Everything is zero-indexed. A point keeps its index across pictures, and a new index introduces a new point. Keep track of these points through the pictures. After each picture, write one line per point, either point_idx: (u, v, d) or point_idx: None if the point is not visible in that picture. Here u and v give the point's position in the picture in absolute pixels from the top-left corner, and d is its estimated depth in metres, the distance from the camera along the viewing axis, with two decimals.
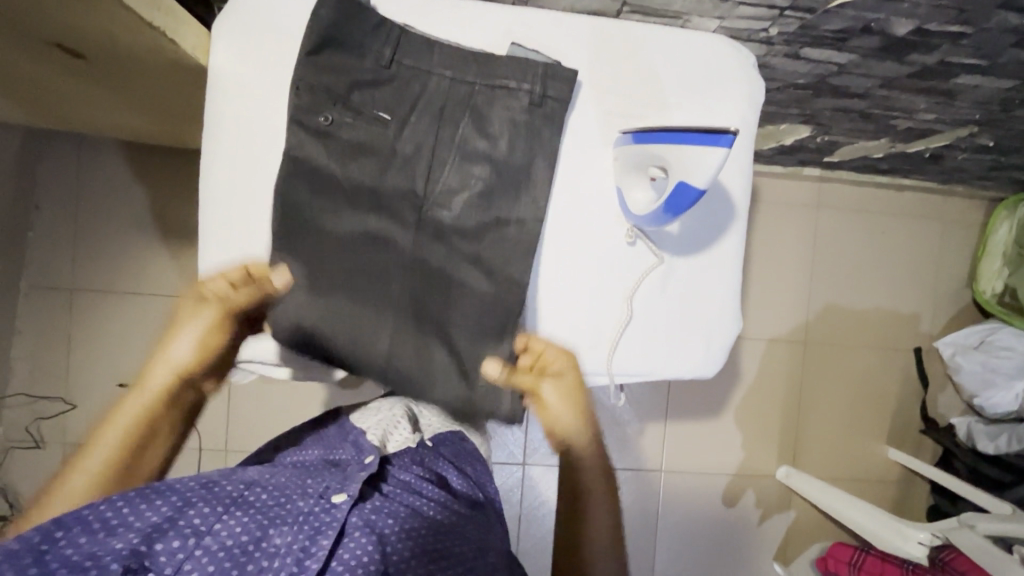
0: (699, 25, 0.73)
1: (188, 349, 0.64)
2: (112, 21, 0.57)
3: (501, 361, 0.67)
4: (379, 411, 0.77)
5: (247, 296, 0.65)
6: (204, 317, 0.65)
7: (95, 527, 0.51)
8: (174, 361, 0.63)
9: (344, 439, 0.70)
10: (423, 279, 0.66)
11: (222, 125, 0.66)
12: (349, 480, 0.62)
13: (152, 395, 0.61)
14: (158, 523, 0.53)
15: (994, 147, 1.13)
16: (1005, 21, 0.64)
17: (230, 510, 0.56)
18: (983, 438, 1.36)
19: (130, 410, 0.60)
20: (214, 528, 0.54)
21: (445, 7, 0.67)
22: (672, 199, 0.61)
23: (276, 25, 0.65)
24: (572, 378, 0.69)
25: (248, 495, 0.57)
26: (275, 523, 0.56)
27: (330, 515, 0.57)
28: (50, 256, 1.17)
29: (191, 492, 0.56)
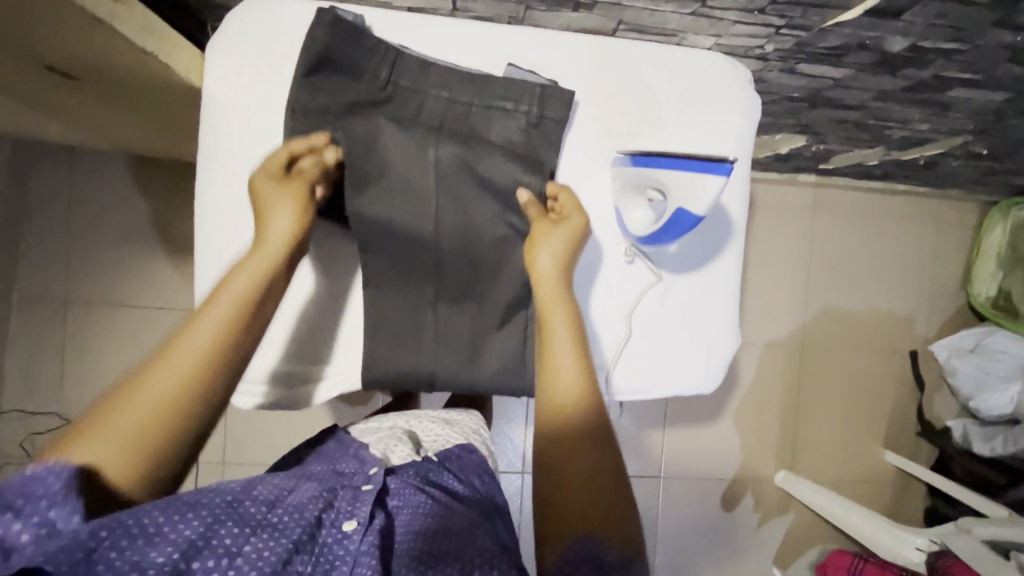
0: (696, 42, 0.72)
1: (286, 225, 0.59)
2: (104, 44, 0.56)
3: (524, 194, 0.65)
4: (379, 431, 0.74)
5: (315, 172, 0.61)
6: (291, 194, 0.59)
7: (134, 533, 0.43)
8: (276, 240, 0.58)
9: (345, 454, 0.66)
10: (422, 298, 0.66)
11: (217, 147, 0.65)
12: (359, 503, 0.55)
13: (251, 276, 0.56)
14: (194, 538, 0.46)
15: (988, 155, 1.14)
16: (1000, 38, 0.64)
17: (258, 532, 0.49)
18: (979, 440, 1.37)
19: (234, 289, 0.55)
20: (246, 550, 0.47)
21: (440, 25, 0.66)
22: (671, 223, 0.62)
23: (270, 46, 0.65)
24: (568, 240, 0.63)
25: (274, 515, 0.51)
26: (301, 547, 0.49)
27: (343, 548, 0.51)
28: (44, 270, 1.16)
29: (221, 507, 0.49)
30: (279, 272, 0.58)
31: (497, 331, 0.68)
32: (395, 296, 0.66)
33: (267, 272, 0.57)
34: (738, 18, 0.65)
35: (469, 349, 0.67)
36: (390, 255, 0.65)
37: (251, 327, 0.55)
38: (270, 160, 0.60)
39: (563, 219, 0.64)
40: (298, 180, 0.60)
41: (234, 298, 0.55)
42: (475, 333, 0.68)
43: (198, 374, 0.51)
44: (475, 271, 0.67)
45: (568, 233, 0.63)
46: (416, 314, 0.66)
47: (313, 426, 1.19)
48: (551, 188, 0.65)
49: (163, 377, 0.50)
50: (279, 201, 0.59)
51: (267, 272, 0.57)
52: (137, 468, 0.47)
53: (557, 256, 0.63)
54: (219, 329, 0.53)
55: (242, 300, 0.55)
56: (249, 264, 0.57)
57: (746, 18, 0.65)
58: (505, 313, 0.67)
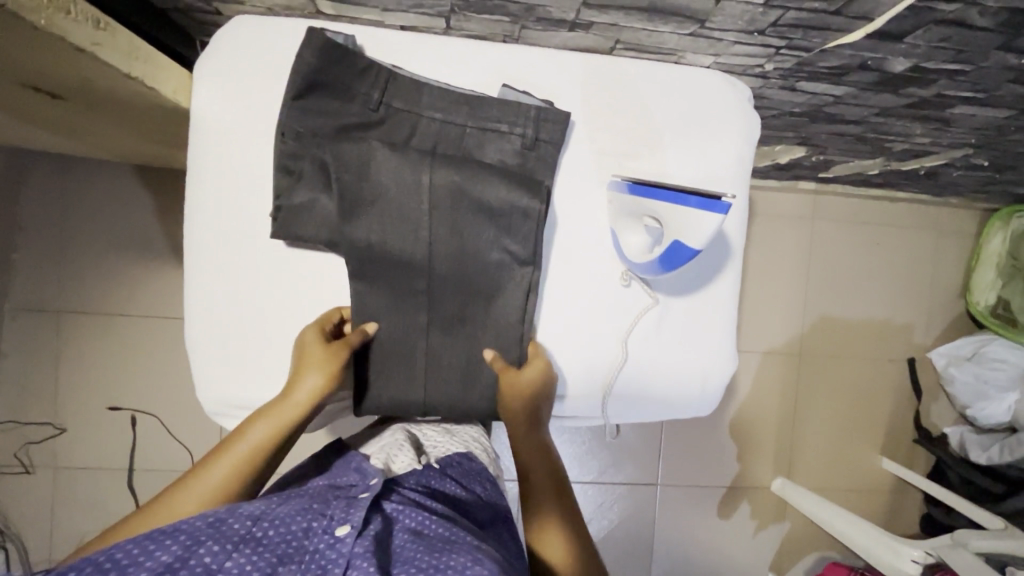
0: (694, 61, 0.71)
1: (313, 386, 0.61)
2: (86, 70, 0.55)
3: (488, 352, 0.66)
4: (381, 438, 0.73)
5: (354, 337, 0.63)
6: (325, 358, 0.62)
7: (107, 567, 0.43)
8: (301, 397, 0.61)
9: (348, 467, 0.65)
10: (416, 323, 0.65)
11: (205, 169, 0.64)
12: (353, 509, 0.55)
13: (267, 432, 0.60)
14: (171, 561, 0.44)
15: (990, 166, 1.13)
16: (1004, 60, 0.63)
17: (240, 547, 0.47)
18: (976, 449, 1.37)
19: (252, 437, 0.60)
20: (226, 566, 0.45)
21: (432, 44, 0.65)
22: (667, 254, 0.60)
23: (257, 66, 0.63)
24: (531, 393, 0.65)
25: (258, 530, 0.49)
26: (285, 559, 0.48)
27: (336, 551, 0.50)
28: (35, 280, 1.15)
29: (201, 529, 0.48)
30: (290, 432, 0.62)
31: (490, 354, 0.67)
32: (389, 321, 0.65)
33: (281, 431, 0.61)
34: (737, 39, 0.64)
35: (462, 374, 0.67)
36: (383, 280, 0.64)
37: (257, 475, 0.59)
38: (324, 318, 0.65)
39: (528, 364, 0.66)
40: (335, 347, 0.62)
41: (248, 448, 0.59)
42: (469, 358, 0.67)
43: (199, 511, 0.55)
44: (470, 294, 0.66)
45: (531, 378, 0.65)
46: (410, 339, 0.66)
47: (309, 436, 1.18)
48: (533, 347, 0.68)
49: (166, 513, 0.54)
50: (314, 364, 0.62)
51: (280, 428, 0.61)
52: None
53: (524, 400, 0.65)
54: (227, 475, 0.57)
55: (253, 455, 0.59)
56: (267, 418, 0.61)
57: (745, 38, 0.64)
58: (499, 337, 0.67)
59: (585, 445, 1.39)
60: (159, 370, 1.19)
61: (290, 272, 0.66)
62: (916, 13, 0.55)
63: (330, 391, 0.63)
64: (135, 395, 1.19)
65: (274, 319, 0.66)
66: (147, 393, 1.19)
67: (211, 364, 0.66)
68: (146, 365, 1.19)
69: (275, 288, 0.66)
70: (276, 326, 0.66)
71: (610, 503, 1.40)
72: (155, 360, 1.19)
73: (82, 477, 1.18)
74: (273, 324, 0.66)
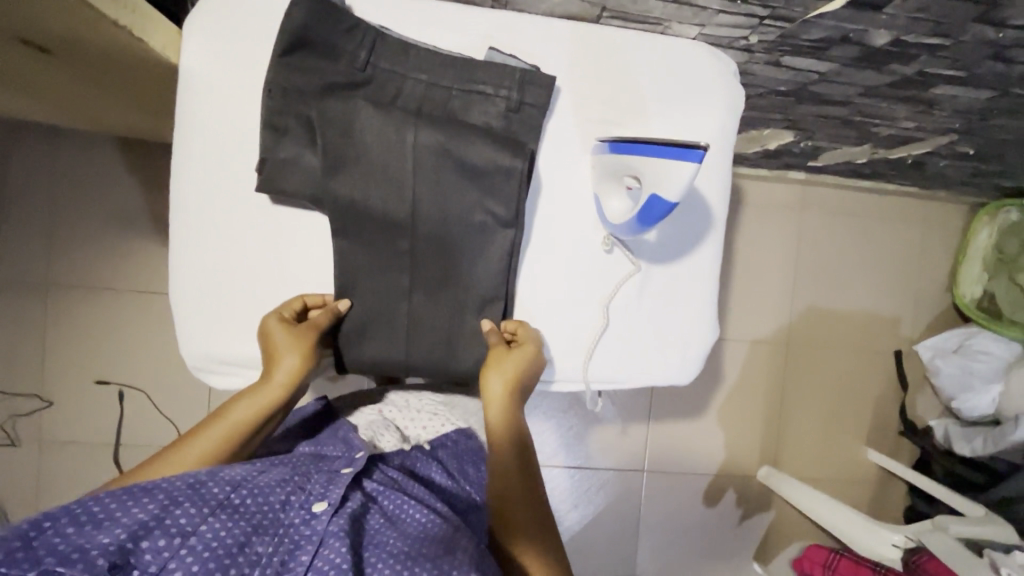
0: (680, 32, 0.72)
1: (290, 367, 0.62)
2: (74, 18, 0.56)
3: (486, 322, 0.67)
4: (370, 409, 0.72)
5: (325, 316, 0.64)
6: (297, 339, 0.63)
7: (82, 520, 0.44)
8: (278, 377, 0.62)
9: (335, 436, 0.65)
10: (398, 283, 0.66)
11: (190, 124, 0.64)
12: (333, 485, 0.55)
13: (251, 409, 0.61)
14: (146, 520, 0.45)
15: (975, 155, 1.14)
16: (983, 34, 0.64)
17: (217, 513, 0.48)
18: (960, 440, 1.37)
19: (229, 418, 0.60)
20: (200, 530, 0.46)
21: (421, 9, 0.66)
22: (644, 211, 0.61)
23: (246, 22, 0.64)
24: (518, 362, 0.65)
25: (237, 497, 0.50)
26: (260, 530, 0.49)
27: (310, 527, 0.50)
28: (23, 252, 1.15)
29: (180, 490, 0.49)
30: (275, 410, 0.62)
31: (473, 315, 0.68)
32: (371, 279, 0.66)
33: (267, 407, 0.61)
34: (721, 7, 0.65)
35: (444, 336, 0.67)
36: (366, 238, 0.65)
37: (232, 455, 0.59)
38: (285, 305, 0.66)
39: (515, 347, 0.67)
40: (308, 326, 0.64)
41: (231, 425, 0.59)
42: (450, 320, 0.67)
43: None
44: (453, 255, 0.66)
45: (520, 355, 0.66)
46: (393, 298, 0.66)
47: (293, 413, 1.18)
48: (508, 325, 0.68)
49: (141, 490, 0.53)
50: (286, 344, 0.63)
51: (257, 410, 0.61)
52: None
53: (505, 384, 0.65)
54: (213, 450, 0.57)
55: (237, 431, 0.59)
56: (245, 400, 0.61)
57: (729, 7, 0.65)
58: (482, 299, 0.68)
59: (573, 430, 1.39)
60: (147, 345, 1.19)
61: (274, 230, 0.66)
62: None
63: (304, 373, 0.63)
64: (123, 370, 1.19)
65: (258, 277, 0.67)
66: (135, 368, 1.19)
67: (192, 320, 0.67)
68: (134, 339, 1.19)
69: (260, 244, 0.66)
70: (261, 282, 0.67)
71: (596, 488, 1.40)
72: (143, 334, 1.19)
73: (67, 452, 1.18)
74: (257, 281, 0.67)
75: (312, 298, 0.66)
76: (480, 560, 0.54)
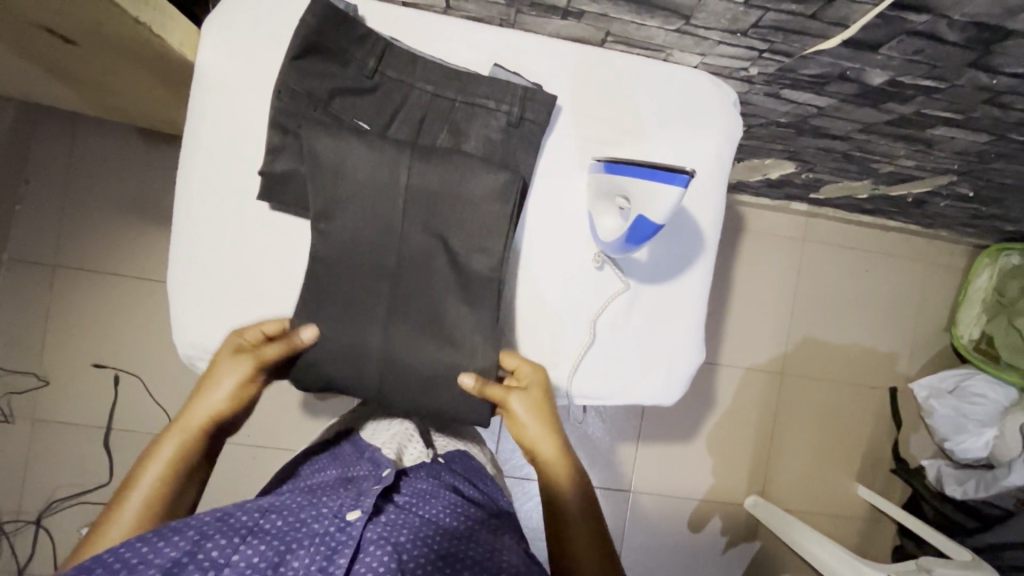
0: (682, 59, 0.74)
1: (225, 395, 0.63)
2: (99, 12, 0.59)
3: (469, 377, 0.65)
4: (390, 423, 0.74)
5: (274, 345, 0.64)
6: (237, 368, 0.63)
7: (116, 567, 0.45)
8: (214, 404, 0.62)
9: (361, 456, 0.65)
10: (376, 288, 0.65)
11: (202, 120, 0.67)
12: (364, 496, 0.55)
13: (179, 441, 0.61)
14: (178, 556, 0.46)
15: (975, 198, 1.14)
16: (977, 78, 0.65)
17: (248, 539, 0.49)
18: (951, 483, 1.34)
19: (166, 451, 0.60)
20: (233, 560, 0.47)
21: (430, 24, 0.69)
22: (633, 230, 0.62)
23: (263, 26, 0.67)
24: (542, 395, 0.67)
25: (264, 520, 0.51)
26: (292, 547, 0.50)
27: (346, 534, 0.51)
28: (34, 231, 1.18)
29: (209, 523, 0.49)
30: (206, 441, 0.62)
31: None
32: (358, 287, 0.65)
33: (196, 440, 0.61)
34: (721, 38, 0.66)
35: None
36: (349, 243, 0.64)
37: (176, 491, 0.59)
38: (238, 335, 0.66)
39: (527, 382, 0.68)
40: (252, 355, 0.64)
41: (167, 466, 0.59)
42: (433, 334, 0.66)
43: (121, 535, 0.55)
44: None
45: (537, 389, 0.67)
46: None
47: (292, 410, 1.21)
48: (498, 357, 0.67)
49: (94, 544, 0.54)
50: (225, 374, 0.63)
51: (192, 439, 0.61)
52: None
53: (534, 413, 0.67)
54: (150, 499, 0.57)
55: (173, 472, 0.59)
56: (180, 432, 0.61)
57: (730, 38, 0.66)
58: None
59: None
60: (145, 330, 1.21)
61: (276, 228, 0.68)
62: (887, 22, 0.57)
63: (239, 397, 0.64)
64: (121, 354, 1.20)
65: (256, 271, 0.68)
66: (132, 352, 1.21)
67: (184, 310, 0.68)
68: (132, 324, 1.20)
69: (262, 240, 0.68)
70: (260, 282, 0.68)
71: None
72: (143, 320, 1.21)
73: (60, 433, 1.19)
74: (254, 276, 0.68)
75: (269, 324, 0.66)
76: (520, 559, 0.56)
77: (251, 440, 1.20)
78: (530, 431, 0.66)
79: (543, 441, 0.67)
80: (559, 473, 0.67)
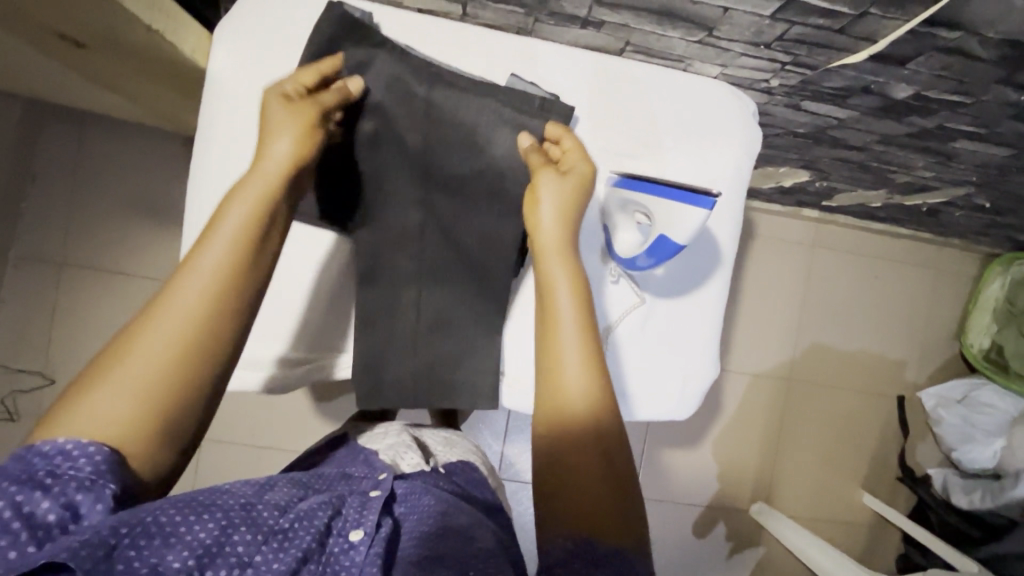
0: (702, 70, 0.72)
1: (289, 147, 0.54)
2: (113, 19, 0.58)
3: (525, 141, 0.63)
4: (386, 434, 0.72)
5: (334, 96, 0.59)
6: (297, 117, 0.55)
7: (152, 533, 0.42)
8: (281, 160, 0.53)
9: (356, 459, 0.64)
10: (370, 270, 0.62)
11: (215, 128, 0.66)
12: (367, 511, 0.52)
13: (252, 201, 0.51)
14: (208, 544, 0.44)
15: (991, 208, 1.13)
16: (1004, 95, 0.64)
17: (271, 539, 0.47)
18: (958, 492, 1.35)
19: (239, 208, 0.50)
20: (257, 560, 0.45)
21: (446, 33, 0.68)
22: (653, 247, 0.62)
23: (277, 33, 0.66)
24: (577, 186, 0.58)
25: (286, 521, 0.48)
26: (309, 557, 0.47)
27: (348, 559, 0.48)
28: (40, 230, 1.17)
29: (235, 511, 0.47)
30: (277, 203, 0.52)
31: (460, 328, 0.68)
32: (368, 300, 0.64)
33: (264, 200, 0.51)
34: (744, 50, 0.65)
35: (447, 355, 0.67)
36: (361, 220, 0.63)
37: (253, 261, 0.50)
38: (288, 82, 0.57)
39: (565, 163, 0.60)
40: (310, 105, 0.57)
41: (238, 227, 0.49)
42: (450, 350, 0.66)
43: (201, 310, 0.46)
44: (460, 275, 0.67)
45: (576, 174, 0.59)
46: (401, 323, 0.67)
47: (298, 411, 1.21)
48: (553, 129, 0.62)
49: (170, 323, 0.45)
50: (282, 125, 0.54)
51: (263, 197, 0.51)
52: (150, 421, 0.44)
53: (559, 205, 0.57)
54: (219, 274, 0.48)
55: (245, 235, 0.50)
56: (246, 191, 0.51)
57: (752, 51, 0.65)
58: (486, 322, 0.68)
59: None
60: None
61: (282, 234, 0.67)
62: (917, 38, 0.55)
63: (310, 149, 0.55)
64: None
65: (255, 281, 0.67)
66: None
67: None
68: None
69: None
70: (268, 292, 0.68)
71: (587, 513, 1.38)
72: None
73: None
74: None
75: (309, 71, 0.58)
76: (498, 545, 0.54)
77: (256, 441, 1.20)
78: (540, 216, 0.57)
79: (548, 232, 0.56)
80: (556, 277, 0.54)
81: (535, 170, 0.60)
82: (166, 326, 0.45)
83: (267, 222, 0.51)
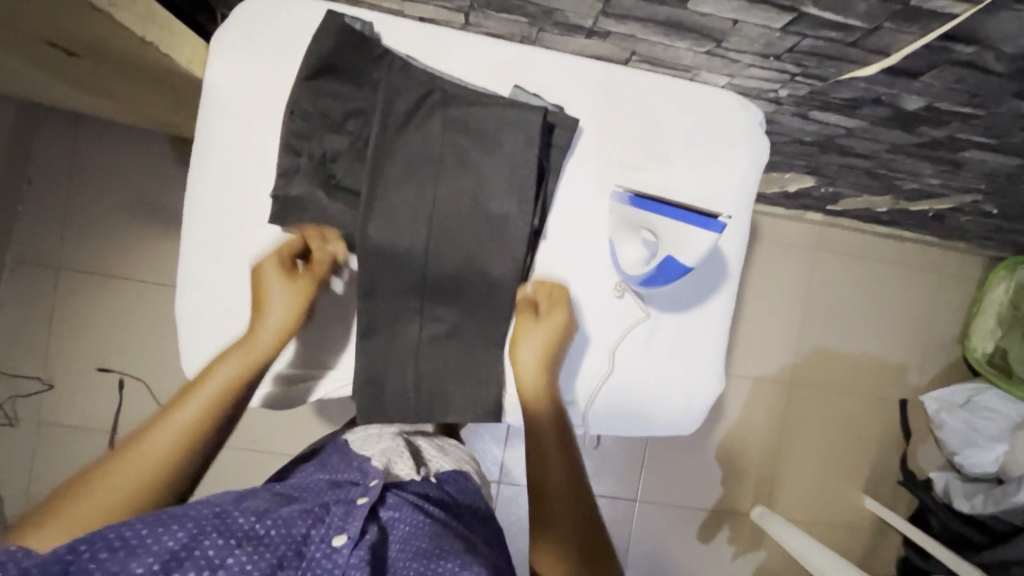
0: (710, 80, 0.71)
1: (280, 316, 0.63)
2: (106, 31, 0.57)
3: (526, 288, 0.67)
4: (379, 437, 0.70)
5: (323, 260, 0.65)
6: (291, 290, 0.63)
7: (115, 546, 0.43)
8: (270, 329, 0.63)
9: (349, 465, 0.63)
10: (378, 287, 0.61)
11: (212, 139, 0.65)
12: (351, 517, 0.52)
13: (234, 365, 0.61)
14: (176, 549, 0.44)
15: (998, 214, 1.12)
16: (1018, 107, 0.62)
17: (244, 543, 0.46)
18: (960, 496, 1.33)
19: (223, 371, 0.61)
20: (228, 563, 0.44)
21: (448, 42, 0.66)
22: (660, 267, 0.62)
23: (275, 42, 0.64)
24: (554, 334, 0.66)
25: (261, 527, 0.48)
26: (285, 562, 0.46)
27: (331, 562, 0.48)
28: (38, 233, 1.16)
29: (207, 518, 0.46)
30: (255, 372, 0.62)
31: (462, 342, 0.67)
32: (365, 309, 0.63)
33: (244, 369, 0.62)
34: (753, 61, 0.63)
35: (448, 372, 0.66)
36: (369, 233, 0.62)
37: (214, 417, 0.59)
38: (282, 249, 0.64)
39: (547, 315, 0.67)
40: (304, 277, 0.64)
41: (216, 391, 0.60)
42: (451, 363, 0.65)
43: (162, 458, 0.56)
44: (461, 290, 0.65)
45: (553, 325, 0.66)
46: (402, 337, 0.66)
47: (298, 416, 1.21)
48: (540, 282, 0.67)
49: (135, 464, 0.55)
50: (276, 296, 0.63)
51: (246, 364, 0.62)
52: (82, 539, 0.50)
53: (539, 347, 0.66)
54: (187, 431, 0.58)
55: (222, 394, 0.60)
56: (234, 356, 0.62)
57: (761, 62, 0.64)
58: (488, 337, 0.67)
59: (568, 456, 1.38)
60: (153, 337, 1.19)
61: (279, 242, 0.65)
62: (931, 52, 0.54)
63: (300, 314, 0.64)
64: (124, 358, 1.19)
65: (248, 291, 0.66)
66: (137, 357, 1.19)
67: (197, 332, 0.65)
68: (139, 328, 1.19)
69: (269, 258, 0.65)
70: None
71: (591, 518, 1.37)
72: (150, 326, 1.19)
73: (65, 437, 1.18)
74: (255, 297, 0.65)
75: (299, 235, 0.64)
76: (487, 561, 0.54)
77: (256, 445, 1.20)
78: (526, 360, 0.66)
79: (531, 384, 0.66)
80: (541, 410, 0.66)
81: (520, 313, 0.67)
82: (138, 464, 0.55)
83: (242, 388, 0.62)
